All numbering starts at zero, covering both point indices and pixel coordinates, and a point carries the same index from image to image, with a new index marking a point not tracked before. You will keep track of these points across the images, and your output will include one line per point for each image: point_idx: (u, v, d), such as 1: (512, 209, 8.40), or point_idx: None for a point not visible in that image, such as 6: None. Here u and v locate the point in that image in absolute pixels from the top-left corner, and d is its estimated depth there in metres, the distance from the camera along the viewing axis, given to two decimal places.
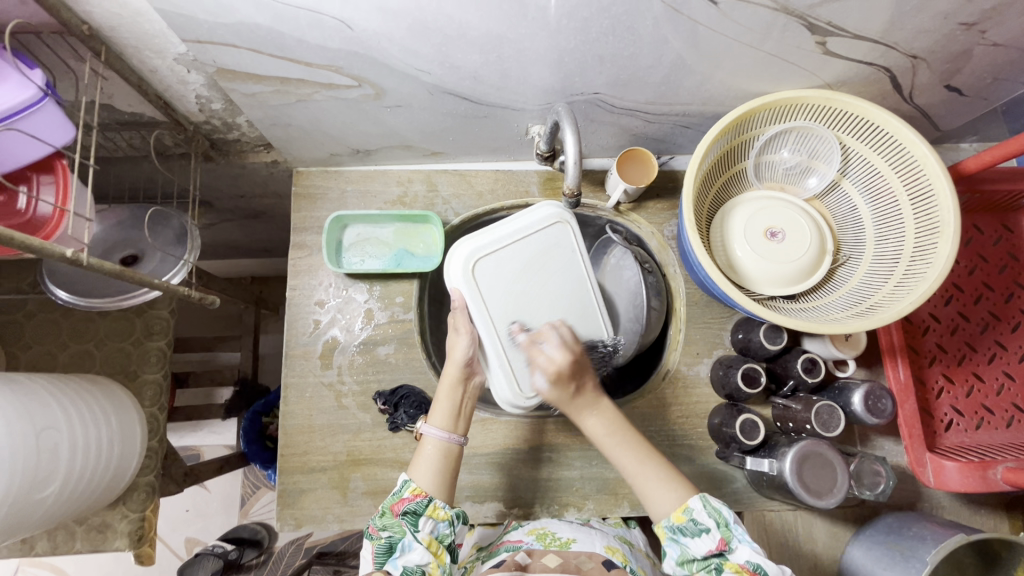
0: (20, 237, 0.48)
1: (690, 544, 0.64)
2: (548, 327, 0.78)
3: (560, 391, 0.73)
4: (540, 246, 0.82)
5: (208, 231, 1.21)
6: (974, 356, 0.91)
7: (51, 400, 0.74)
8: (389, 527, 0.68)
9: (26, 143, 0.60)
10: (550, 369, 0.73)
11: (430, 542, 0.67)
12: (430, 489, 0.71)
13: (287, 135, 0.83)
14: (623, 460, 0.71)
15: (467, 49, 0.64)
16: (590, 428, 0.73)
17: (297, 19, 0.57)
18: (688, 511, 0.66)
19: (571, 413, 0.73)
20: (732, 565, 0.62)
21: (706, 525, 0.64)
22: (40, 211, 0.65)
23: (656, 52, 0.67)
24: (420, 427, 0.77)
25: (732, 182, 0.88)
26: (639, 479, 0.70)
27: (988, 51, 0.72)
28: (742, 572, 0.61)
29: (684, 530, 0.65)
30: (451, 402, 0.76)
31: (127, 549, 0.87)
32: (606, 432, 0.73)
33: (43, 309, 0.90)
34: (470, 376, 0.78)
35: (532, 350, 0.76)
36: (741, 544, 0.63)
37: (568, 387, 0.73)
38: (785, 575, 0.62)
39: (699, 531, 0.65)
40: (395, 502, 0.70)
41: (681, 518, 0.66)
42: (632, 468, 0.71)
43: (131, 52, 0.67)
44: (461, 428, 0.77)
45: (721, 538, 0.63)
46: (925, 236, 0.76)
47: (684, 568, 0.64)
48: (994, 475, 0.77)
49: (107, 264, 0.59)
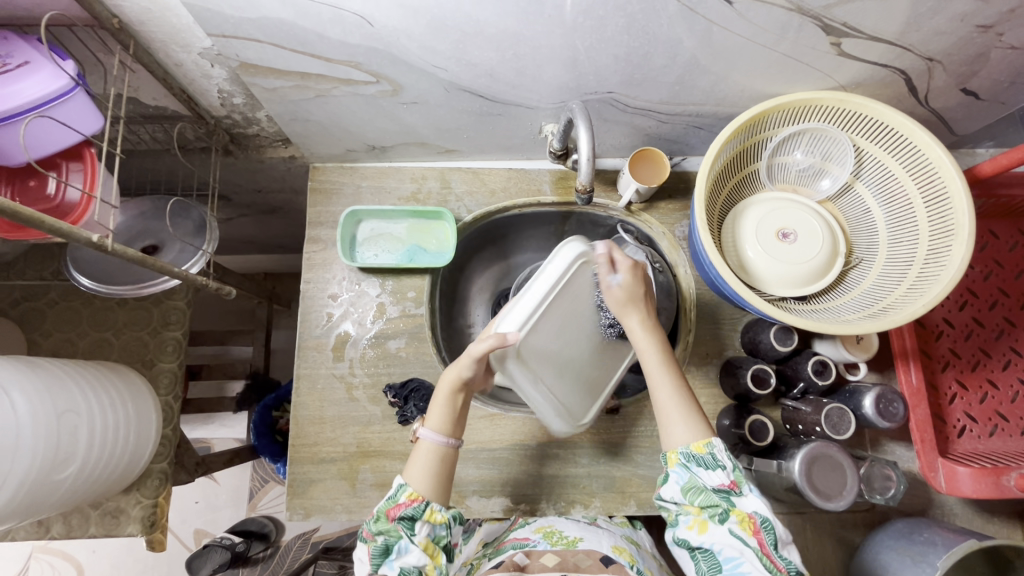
0: (51, 221, 0.50)
1: (701, 475, 0.66)
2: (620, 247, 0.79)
3: (634, 285, 0.76)
4: (572, 291, 0.78)
5: (225, 226, 1.23)
6: (988, 363, 0.90)
7: (73, 384, 0.76)
8: (386, 531, 0.67)
9: (57, 131, 0.62)
10: (632, 265, 0.77)
11: (427, 545, 0.68)
12: (426, 492, 0.70)
13: (305, 130, 0.85)
14: (655, 380, 0.72)
15: (484, 46, 0.65)
16: (637, 336, 0.75)
17: (319, 15, 0.58)
18: (708, 445, 0.66)
19: (632, 311, 0.75)
20: (738, 514, 0.63)
21: (723, 463, 0.65)
22: (68, 198, 0.67)
23: (671, 52, 0.68)
24: (416, 430, 0.75)
25: (744, 183, 0.88)
26: (666, 404, 0.71)
27: (1006, 54, 0.71)
28: (746, 523, 0.63)
29: (700, 462, 0.66)
30: (449, 407, 0.75)
31: (139, 534, 0.88)
32: (653, 347, 0.74)
33: (64, 297, 0.93)
34: (471, 387, 0.77)
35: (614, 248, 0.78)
36: (750, 492, 0.64)
37: (640, 285, 0.76)
38: (787, 537, 0.64)
39: (713, 466, 0.65)
40: (390, 506, 0.69)
41: (700, 450, 0.66)
42: (663, 388, 0.71)
43: (158, 46, 0.69)
44: (458, 432, 0.76)
45: (733, 480, 0.65)
46: (940, 238, 0.75)
47: (687, 495, 0.66)
48: (1008, 482, 0.75)
49: (129, 251, 0.61)
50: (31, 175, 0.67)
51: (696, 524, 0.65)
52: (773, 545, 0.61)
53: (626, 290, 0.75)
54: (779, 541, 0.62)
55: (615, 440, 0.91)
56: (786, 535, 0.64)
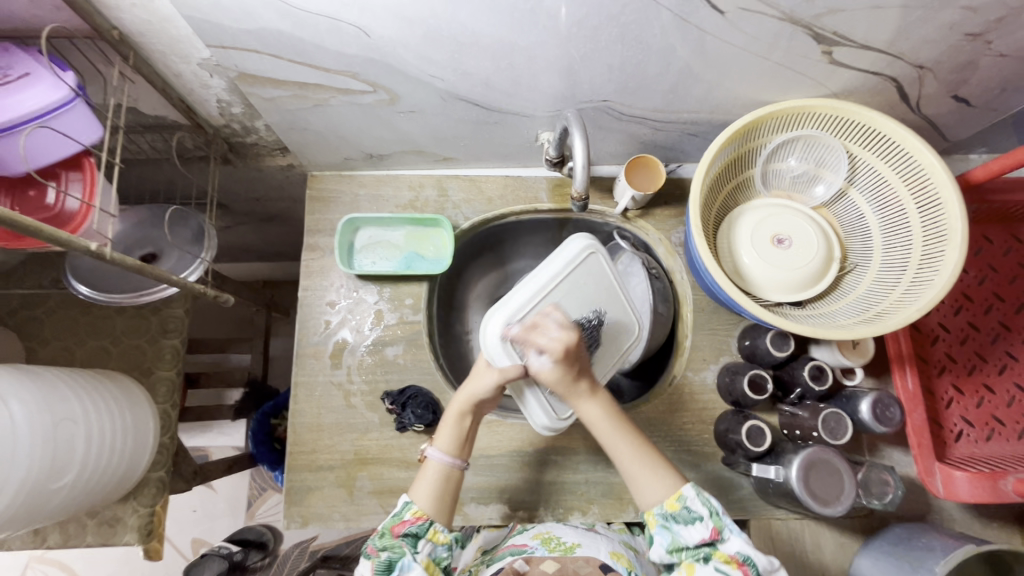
0: (49, 231, 0.50)
1: (682, 532, 0.68)
2: (537, 323, 0.75)
3: (563, 371, 0.73)
4: None
5: (224, 234, 1.24)
6: (984, 367, 0.91)
7: (70, 393, 0.76)
8: (389, 547, 0.68)
9: (57, 142, 0.63)
10: (558, 351, 0.72)
11: (428, 563, 0.69)
12: (431, 511, 0.72)
13: (304, 139, 0.86)
14: (614, 449, 0.74)
15: (480, 56, 0.66)
16: (586, 412, 0.75)
17: (316, 26, 0.59)
18: (681, 500, 0.69)
19: (570, 394, 0.74)
20: (722, 555, 0.66)
21: (700, 514, 0.68)
22: (69, 207, 0.68)
23: (664, 61, 0.69)
24: (425, 448, 0.77)
25: (739, 190, 0.89)
26: (630, 469, 0.73)
27: (995, 62, 0.72)
28: (730, 562, 0.65)
29: (677, 518, 0.69)
30: (458, 427, 0.76)
31: (136, 543, 0.88)
32: (603, 418, 0.74)
33: (62, 305, 0.93)
34: (480, 410, 0.78)
35: (532, 333, 0.73)
36: (731, 534, 0.67)
37: (569, 369, 0.73)
38: (775, 565, 0.67)
39: (691, 519, 0.68)
40: (395, 523, 0.71)
41: (674, 507, 0.69)
42: (624, 455, 0.73)
43: (157, 56, 0.69)
44: (465, 454, 0.77)
45: (713, 527, 0.68)
46: (933, 243, 0.76)
47: (674, 555, 0.69)
48: (1005, 486, 0.75)
49: (128, 259, 0.61)
50: (31, 184, 0.68)
51: (686, 571, 0.68)
52: None
53: (557, 374, 0.73)
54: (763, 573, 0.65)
55: None
56: (773, 563, 0.67)
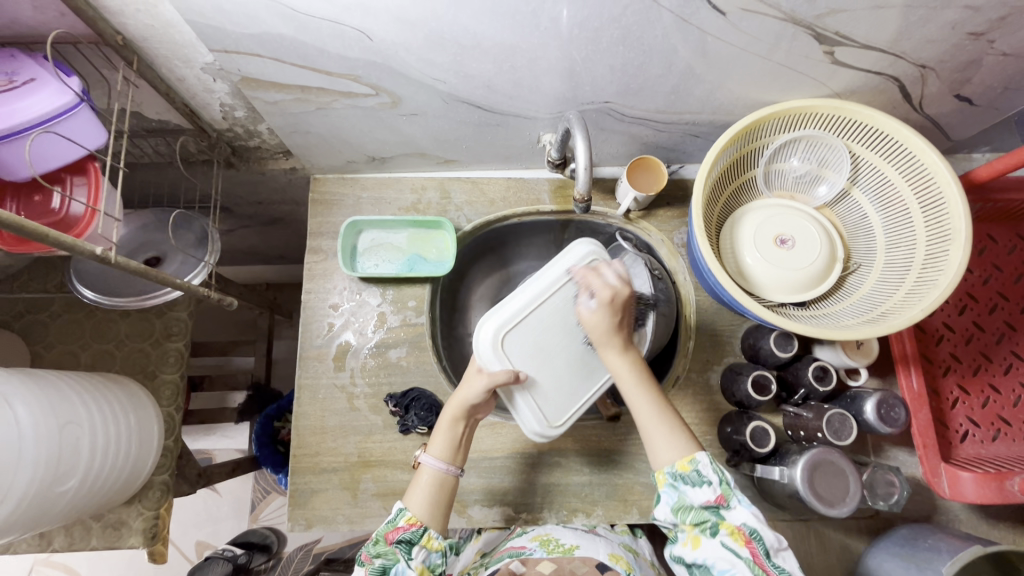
0: (55, 235, 0.50)
1: (689, 493, 0.67)
2: (592, 272, 0.77)
3: (606, 318, 0.74)
4: (530, 346, 0.79)
5: (228, 237, 1.24)
6: (990, 367, 0.90)
7: (75, 396, 0.77)
8: (384, 554, 0.68)
9: (62, 147, 0.63)
10: (608, 295, 0.74)
11: (421, 570, 0.68)
12: (424, 517, 0.72)
13: (307, 142, 0.86)
14: (635, 405, 0.73)
15: (481, 59, 0.66)
16: (613, 365, 0.75)
17: (319, 30, 0.59)
18: (693, 463, 0.68)
19: (603, 344, 0.74)
20: (728, 526, 0.65)
21: (709, 479, 0.66)
22: (73, 211, 0.69)
23: (666, 62, 0.69)
24: (418, 454, 0.77)
25: (742, 190, 0.89)
26: (648, 428, 0.72)
27: (998, 61, 0.72)
28: (736, 535, 0.65)
29: (685, 480, 0.68)
30: (452, 434, 0.77)
31: (140, 546, 0.88)
32: (629, 374, 0.74)
33: (66, 310, 0.93)
34: (476, 414, 0.78)
35: (592, 274, 0.76)
36: (739, 503, 0.66)
37: (614, 317, 0.74)
38: (783, 544, 0.65)
39: (700, 482, 0.67)
40: (389, 530, 0.70)
41: (685, 468, 0.68)
42: (644, 413, 0.72)
43: (161, 61, 0.70)
44: (460, 460, 0.77)
45: (721, 494, 0.66)
46: (937, 243, 0.76)
47: (678, 515, 0.68)
48: (1012, 486, 0.74)
49: (132, 263, 0.61)
50: (37, 189, 0.68)
51: (690, 538, 0.68)
52: (765, 554, 0.63)
53: (597, 318, 0.74)
54: (770, 549, 0.64)
55: (616, 448, 0.91)
56: (781, 542, 0.65)
